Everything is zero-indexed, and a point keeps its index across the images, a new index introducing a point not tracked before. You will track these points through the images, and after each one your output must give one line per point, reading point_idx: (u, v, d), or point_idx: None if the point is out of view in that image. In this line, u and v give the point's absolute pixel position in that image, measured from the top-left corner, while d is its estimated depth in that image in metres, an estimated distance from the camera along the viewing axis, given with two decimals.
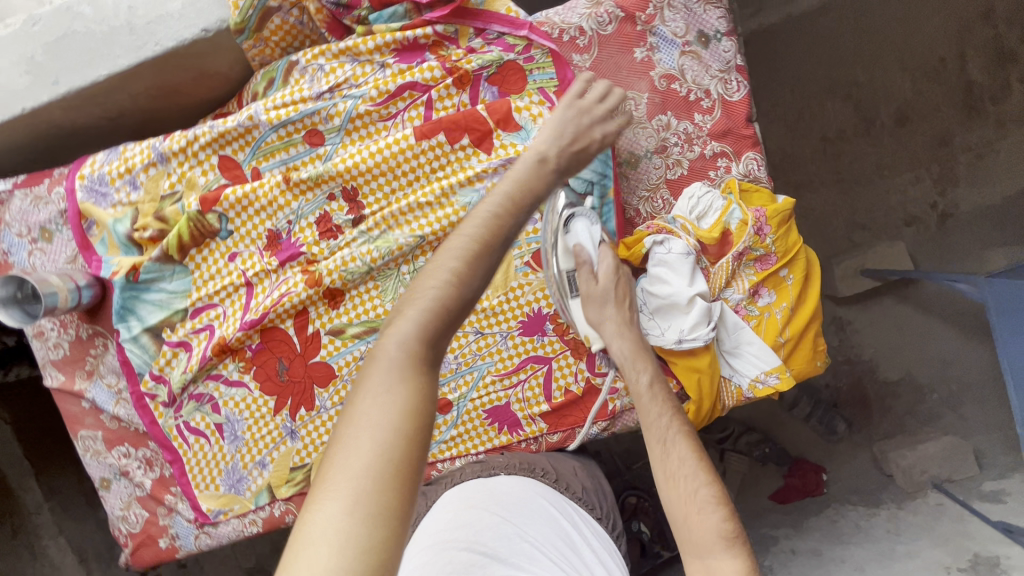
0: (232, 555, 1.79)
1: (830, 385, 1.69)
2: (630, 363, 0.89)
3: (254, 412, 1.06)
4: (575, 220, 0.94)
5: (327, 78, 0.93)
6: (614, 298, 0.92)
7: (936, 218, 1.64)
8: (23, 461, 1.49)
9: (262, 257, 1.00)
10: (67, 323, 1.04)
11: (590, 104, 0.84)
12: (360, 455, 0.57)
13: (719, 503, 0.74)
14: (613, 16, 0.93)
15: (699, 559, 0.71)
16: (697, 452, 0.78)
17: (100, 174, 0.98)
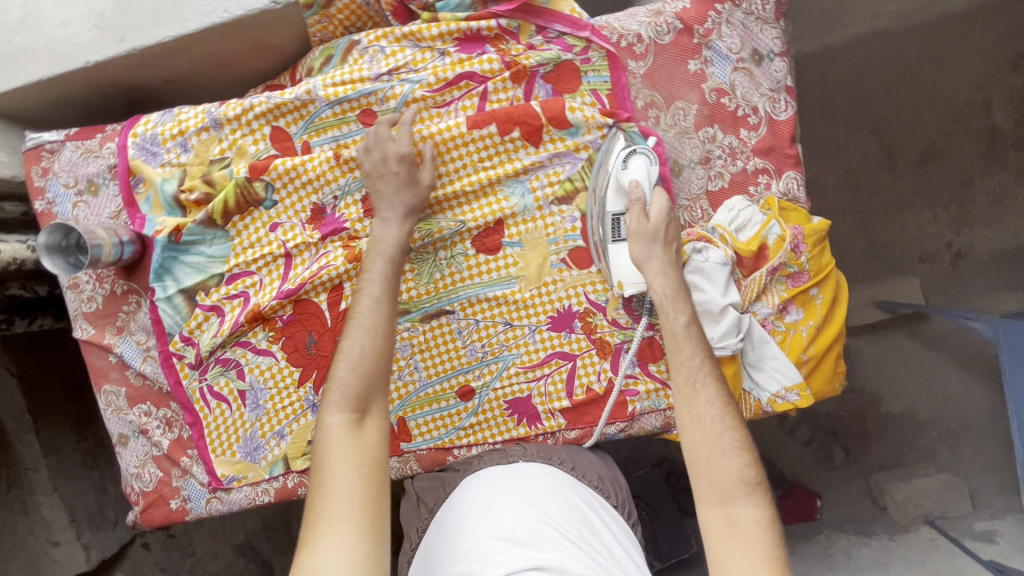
0: (221, 529, 1.79)
1: (832, 413, 1.69)
2: (672, 301, 0.88)
3: (278, 382, 1.07)
4: (635, 159, 0.92)
5: (387, 60, 0.95)
6: (663, 238, 0.91)
7: (950, 256, 1.66)
8: (25, 414, 1.50)
9: (304, 229, 1.02)
10: (103, 277, 1.05)
11: (379, 154, 0.93)
12: (318, 513, 0.70)
13: (743, 450, 0.77)
14: (671, 27, 0.95)
15: (718, 504, 0.75)
16: (724, 397, 0.81)
17: (153, 134, 1.00)
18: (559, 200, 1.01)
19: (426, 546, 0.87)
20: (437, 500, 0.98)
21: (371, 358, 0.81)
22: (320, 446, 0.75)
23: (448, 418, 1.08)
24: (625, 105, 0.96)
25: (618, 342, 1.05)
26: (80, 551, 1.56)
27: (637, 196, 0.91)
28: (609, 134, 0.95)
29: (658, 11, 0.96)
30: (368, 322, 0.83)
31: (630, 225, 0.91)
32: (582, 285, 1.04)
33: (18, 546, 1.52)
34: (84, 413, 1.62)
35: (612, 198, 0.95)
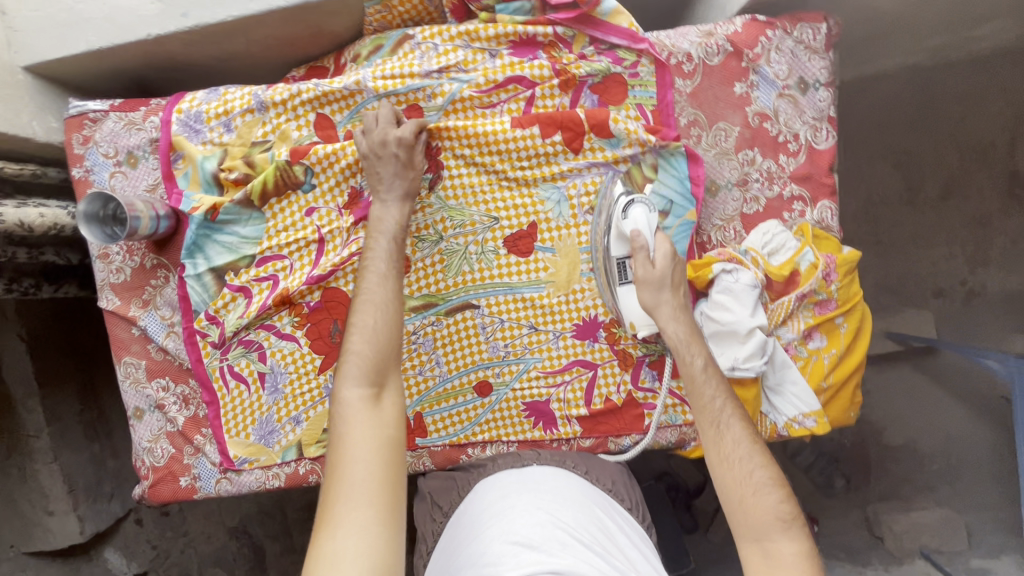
0: (215, 511, 1.79)
1: (834, 439, 1.69)
2: (685, 347, 0.87)
3: (299, 368, 1.07)
4: (635, 207, 0.93)
5: (439, 58, 0.96)
6: (671, 283, 0.90)
7: (963, 293, 1.68)
8: (31, 380, 1.48)
9: (340, 215, 1.02)
10: (133, 250, 1.05)
11: (378, 137, 0.92)
12: (334, 496, 0.69)
13: (776, 486, 0.76)
14: (721, 48, 0.96)
15: (755, 542, 0.75)
16: (750, 435, 0.80)
17: (197, 112, 1.00)
18: (593, 210, 1.01)
19: (444, 547, 0.88)
20: (451, 505, 0.97)
21: (384, 333, 0.80)
22: (335, 423, 0.74)
23: (465, 413, 1.08)
24: (668, 122, 0.97)
25: (641, 354, 1.06)
26: (75, 521, 1.56)
27: (640, 245, 0.89)
28: (608, 180, 0.98)
29: (710, 32, 0.96)
30: (378, 296, 0.82)
31: (637, 274, 0.90)
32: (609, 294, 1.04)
33: (17, 514, 1.56)
34: (88, 383, 1.61)
35: (615, 247, 0.95)
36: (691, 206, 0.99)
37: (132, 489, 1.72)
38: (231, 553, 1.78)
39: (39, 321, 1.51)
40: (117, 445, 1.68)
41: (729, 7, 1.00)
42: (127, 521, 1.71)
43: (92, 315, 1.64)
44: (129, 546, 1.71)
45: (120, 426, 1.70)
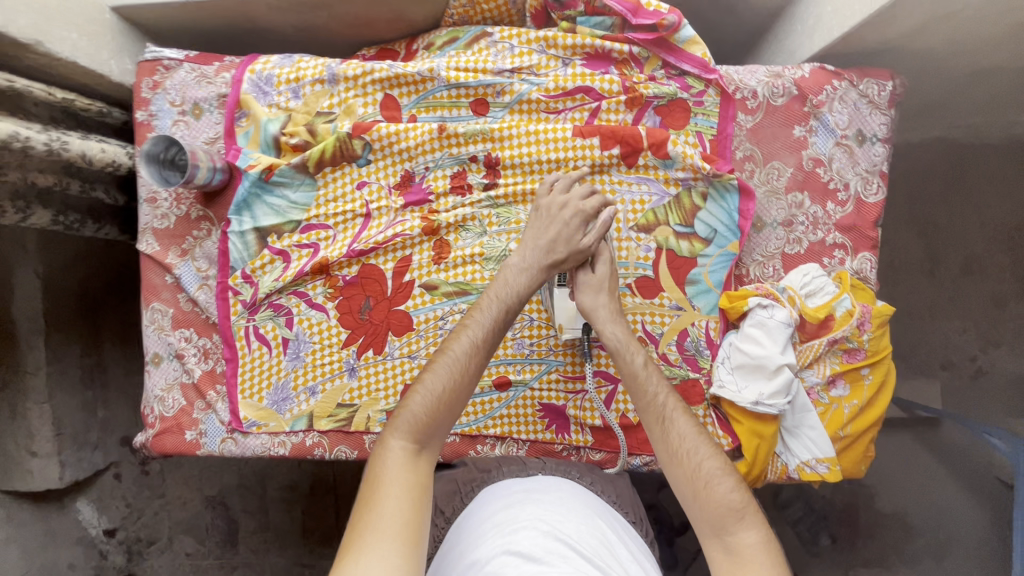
0: (196, 477, 1.79)
1: (825, 498, 1.66)
2: (625, 347, 0.89)
3: (324, 339, 1.08)
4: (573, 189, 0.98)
5: (513, 59, 0.99)
6: (609, 287, 0.93)
7: (971, 370, 1.67)
8: (40, 318, 1.47)
9: (390, 194, 1.04)
10: (181, 198, 1.06)
11: (559, 200, 0.94)
12: (363, 528, 0.71)
13: (725, 474, 0.78)
14: (787, 91, 0.98)
15: (716, 537, 0.75)
16: (695, 427, 0.82)
17: (269, 74, 1.02)
18: (639, 227, 1.02)
19: (445, 550, 0.87)
20: (454, 511, 0.97)
21: (447, 399, 0.81)
22: (375, 462, 0.77)
23: (480, 405, 1.08)
24: (724, 154, 1.00)
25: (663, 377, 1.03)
26: (56, 467, 1.55)
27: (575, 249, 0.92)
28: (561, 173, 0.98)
29: (777, 73, 0.98)
30: (457, 364, 0.83)
31: (576, 277, 0.94)
32: (641, 314, 1.03)
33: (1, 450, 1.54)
34: (92, 331, 1.61)
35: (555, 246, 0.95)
36: (733, 238, 1.01)
37: (117, 443, 1.71)
38: (204, 523, 1.77)
39: (55, 261, 1.50)
40: (110, 397, 1.68)
41: (800, 54, 1.02)
42: (105, 475, 1.72)
43: (108, 264, 1.64)
44: (103, 500, 1.72)
45: (115, 378, 1.69)
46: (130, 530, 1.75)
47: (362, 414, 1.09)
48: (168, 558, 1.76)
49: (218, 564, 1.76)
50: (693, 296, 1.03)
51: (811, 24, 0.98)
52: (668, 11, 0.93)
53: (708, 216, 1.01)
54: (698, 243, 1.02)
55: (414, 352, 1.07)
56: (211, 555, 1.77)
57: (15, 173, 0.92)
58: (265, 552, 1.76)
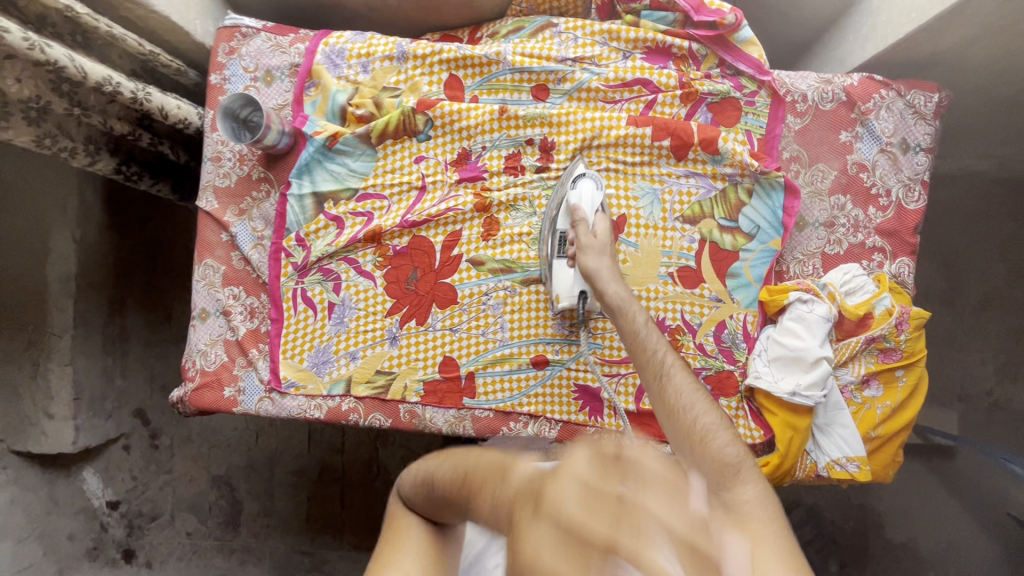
0: (205, 455, 1.81)
1: (835, 522, 1.66)
2: (628, 306, 0.94)
3: (369, 307, 1.10)
4: (584, 181, 1.01)
5: (576, 49, 1.04)
6: (611, 252, 0.99)
7: (986, 404, 1.66)
8: (71, 281, 1.46)
9: (445, 169, 1.08)
10: (245, 158, 1.10)
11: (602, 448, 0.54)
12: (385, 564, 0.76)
13: (721, 428, 0.79)
14: (836, 97, 1.02)
15: (713, 494, 0.71)
16: (693, 384, 0.84)
17: (341, 48, 1.07)
18: (684, 218, 1.06)
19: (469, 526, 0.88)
20: None
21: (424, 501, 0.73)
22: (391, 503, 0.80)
23: (516, 382, 1.10)
24: (770, 153, 1.03)
25: (699, 366, 1.06)
26: (71, 430, 1.52)
27: (581, 217, 0.99)
28: (570, 163, 1.03)
29: (828, 79, 1.03)
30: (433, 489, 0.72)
31: (580, 241, 0.98)
32: (682, 303, 1.06)
33: (15, 408, 1.50)
34: (117, 299, 1.64)
35: (560, 221, 1.01)
36: (777, 235, 1.04)
37: (130, 415, 1.72)
38: (208, 502, 1.79)
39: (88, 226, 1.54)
40: (128, 366, 1.69)
41: (850, 61, 1.08)
42: (115, 445, 1.70)
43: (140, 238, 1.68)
44: (110, 470, 1.69)
45: (134, 349, 1.71)
46: (133, 503, 1.73)
47: (399, 382, 1.11)
48: (167, 536, 1.76)
49: (217, 546, 1.76)
50: (733, 289, 1.06)
51: (864, 33, 1.03)
52: (730, 11, 0.99)
53: (754, 210, 1.04)
54: (741, 237, 1.05)
55: (455, 325, 1.10)
56: (211, 537, 1.77)
57: (98, 117, 0.97)
58: (266, 536, 1.76)
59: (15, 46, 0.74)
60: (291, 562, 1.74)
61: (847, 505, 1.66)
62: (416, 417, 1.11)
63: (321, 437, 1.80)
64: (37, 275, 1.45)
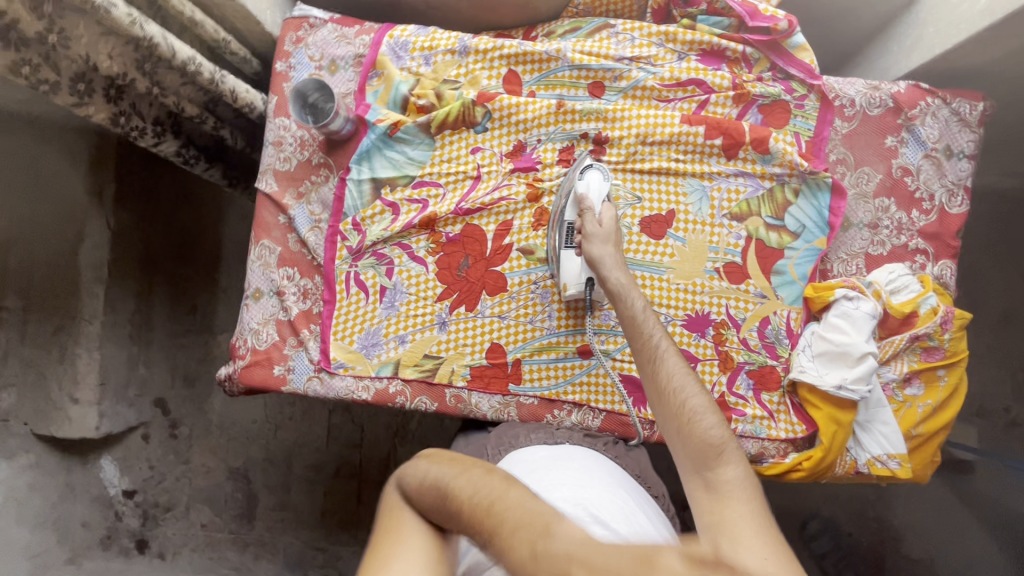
0: (223, 446, 1.80)
1: (852, 535, 1.65)
2: (627, 291, 0.97)
3: (420, 292, 1.13)
4: (592, 172, 1.04)
5: (633, 48, 1.08)
6: (615, 240, 1.02)
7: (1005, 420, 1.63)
8: (104, 266, 1.49)
9: (501, 160, 1.11)
10: (306, 144, 1.14)
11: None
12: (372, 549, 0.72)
13: (709, 412, 0.82)
14: (883, 103, 1.06)
15: (697, 473, 0.78)
16: (684, 368, 0.87)
17: (405, 41, 1.11)
18: (731, 215, 1.09)
19: None
20: None
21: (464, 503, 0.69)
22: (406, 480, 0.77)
23: (561, 370, 1.12)
24: (818, 155, 1.07)
25: (742, 360, 1.08)
26: (94, 417, 1.52)
27: (587, 207, 1.02)
28: (579, 153, 1.08)
29: (876, 86, 1.07)
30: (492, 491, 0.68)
31: (585, 230, 1.02)
32: (727, 298, 1.09)
33: (41, 392, 1.50)
34: (145, 289, 1.63)
35: (567, 211, 1.04)
36: (822, 235, 1.07)
37: (150, 404, 1.70)
38: (224, 494, 1.78)
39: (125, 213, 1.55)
40: (152, 355, 1.67)
41: (894, 71, 1.13)
42: (134, 434, 1.69)
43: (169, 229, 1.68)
44: (127, 460, 1.68)
45: (159, 339, 1.69)
46: (149, 494, 1.71)
47: (447, 367, 1.13)
48: (182, 527, 1.72)
49: (231, 539, 1.73)
50: (778, 286, 1.08)
51: (909, 44, 1.08)
52: (783, 18, 1.02)
53: (800, 208, 1.08)
54: (787, 236, 1.08)
55: (504, 312, 1.12)
56: (225, 529, 1.74)
57: (172, 98, 0.99)
58: (281, 530, 1.75)
59: (119, 21, 0.77)
60: (305, 558, 1.73)
61: (864, 517, 1.66)
62: (461, 402, 1.12)
63: (340, 432, 1.81)
64: (69, 264, 1.47)
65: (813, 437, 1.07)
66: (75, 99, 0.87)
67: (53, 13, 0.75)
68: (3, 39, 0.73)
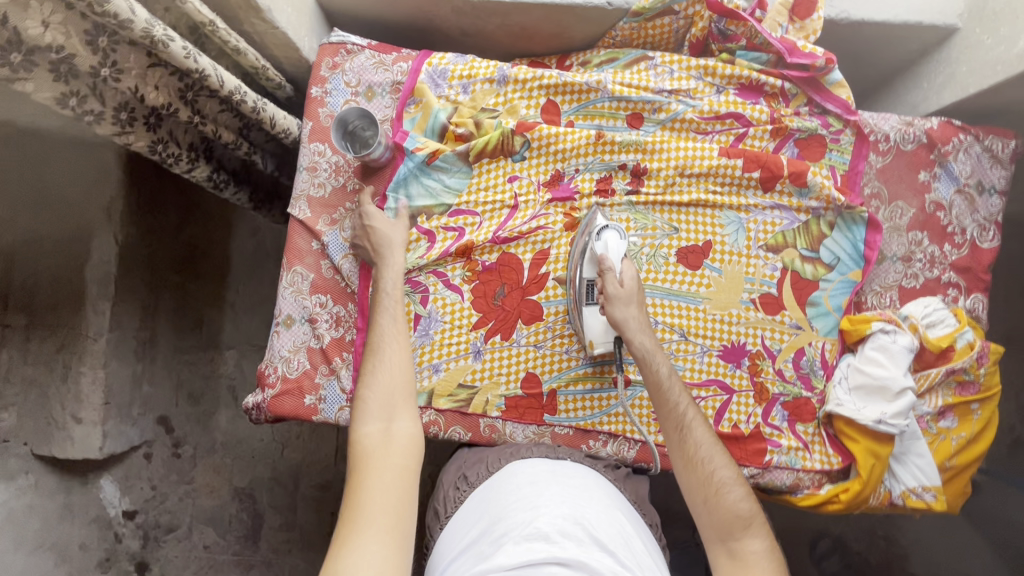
0: (229, 465, 1.75)
1: (860, 553, 1.64)
2: (653, 357, 0.94)
3: (455, 321, 1.11)
4: (609, 233, 1.01)
5: (672, 81, 1.09)
6: (638, 300, 0.99)
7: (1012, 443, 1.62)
8: (111, 283, 1.38)
9: (538, 189, 1.11)
10: (341, 170, 1.13)
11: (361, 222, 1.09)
12: (351, 526, 0.74)
13: (735, 483, 0.85)
14: (917, 139, 1.08)
15: (723, 543, 0.82)
16: (710, 436, 0.88)
17: (444, 69, 1.13)
18: (767, 246, 1.09)
19: (468, 511, 0.93)
20: (477, 476, 1.01)
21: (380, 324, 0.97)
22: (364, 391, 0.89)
23: (597, 401, 1.11)
24: (853, 189, 1.08)
25: (777, 392, 1.08)
26: (98, 437, 1.42)
27: (609, 267, 0.98)
28: (588, 213, 1.06)
29: (910, 122, 1.09)
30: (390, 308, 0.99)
31: (606, 291, 0.98)
32: (763, 328, 1.09)
33: (42, 411, 1.39)
34: (150, 305, 1.53)
35: (586, 270, 1.02)
36: (856, 267, 1.08)
37: (153, 422, 1.59)
38: (228, 515, 1.73)
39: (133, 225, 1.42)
40: (156, 371, 1.58)
41: (923, 106, 1.16)
42: (137, 454, 1.58)
43: (178, 243, 1.59)
44: (128, 479, 1.57)
45: (163, 354, 1.60)
46: (151, 514, 1.62)
47: (481, 397, 1.11)
48: (184, 547, 1.68)
49: (235, 560, 1.70)
50: (813, 317, 1.09)
51: (940, 82, 1.11)
52: (822, 56, 1.04)
53: (835, 240, 1.09)
54: (823, 268, 1.09)
55: (539, 341, 1.11)
56: (229, 551, 1.71)
57: (211, 126, 0.97)
58: (287, 551, 1.72)
59: (174, 55, 0.74)
60: None
61: (873, 535, 1.65)
62: (496, 432, 1.11)
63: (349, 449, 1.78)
64: (74, 278, 1.36)
65: (848, 469, 1.08)
66: (118, 128, 0.83)
67: (108, 46, 0.75)
68: (55, 71, 0.71)
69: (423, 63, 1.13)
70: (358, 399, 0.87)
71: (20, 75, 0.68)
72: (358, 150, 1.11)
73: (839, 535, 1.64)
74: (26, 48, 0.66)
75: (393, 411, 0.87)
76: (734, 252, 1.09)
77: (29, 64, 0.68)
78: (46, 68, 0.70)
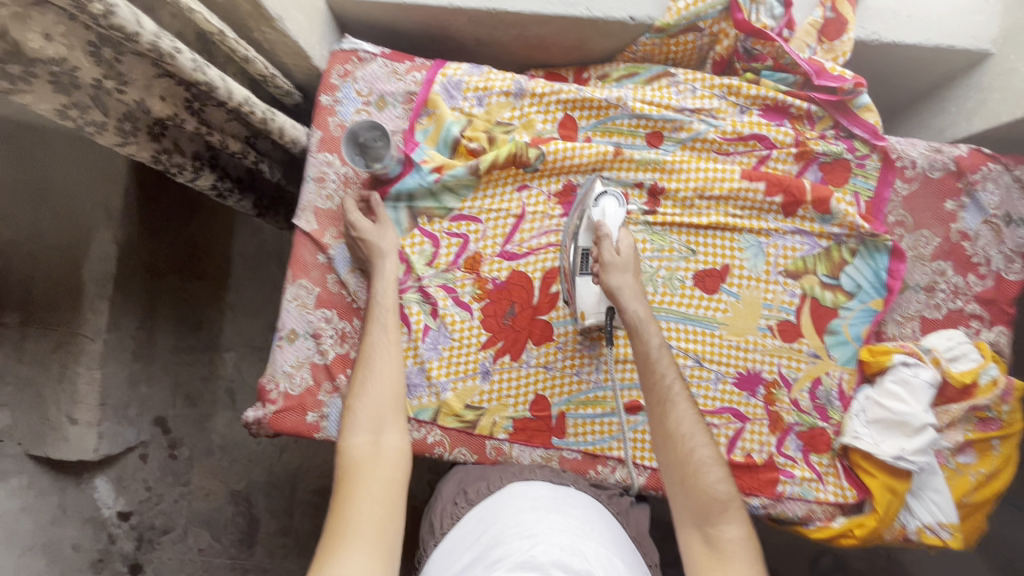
0: (226, 468, 1.70)
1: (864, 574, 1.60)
2: (644, 326, 0.90)
3: (463, 339, 1.08)
4: (606, 199, 0.99)
5: (694, 100, 1.06)
6: (633, 270, 0.94)
7: None
8: (110, 283, 1.33)
9: (548, 201, 1.09)
10: (349, 181, 1.10)
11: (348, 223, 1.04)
12: (337, 540, 0.71)
13: (715, 465, 0.81)
14: (945, 166, 1.05)
15: (697, 527, 0.79)
16: (694, 413, 0.85)
17: (458, 80, 1.10)
18: (787, 272, 1.06)
19: (461, 536, 0.88)
20: (478, 494, 0.96)
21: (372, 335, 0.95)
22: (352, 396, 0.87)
23: (606, 426, 1.08)
24: (877, 216, 1.06)
25: (792, 421, 1.05)
26: (93, 438, 1.38)
27: (603, 234, 0.95)
28: (587, 178, 1.04)
29: (938, 148, 1.06)
30: (386, 320, 0.96)
31: (602, 258, 0.94)
32: (779, 356, 1.06)
33: (38, 412, 1.35)
34: (150, 305, 1.47)
35: (581, 239, 0.99)
36: (878, 295, 1.05)
37: (150, 423, 1.55)
38: (223, 518, 1.69)
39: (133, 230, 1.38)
40: (154, 373, 1.53)
41: (951, 132, 1.13)
42: (132, 454, 1.53)
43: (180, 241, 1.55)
44: (123, 480, 1.53)
45: (161, 356, 1.55)
46: (144, 516, 1.57)
47: (488, 419, 1.08)
48: (178, 551, 1.62)
49: (230, 565, 1.66)
50: (831, 345, 1.06)
51: (970, 107, 1.08)
52: (851, 79, 1.01)
53: (857, 268, 1.06)
54: (842, 295, 1.06)
55: (549, 363, 1.08)
56: (224, 555, 1.66)
57: (218, 136, 0.94)
58: (283, 557, 1.68)
59: (182, 67, 0.71)
60: None
61: (878, 557, 1.61)
62: (501, 455, 1.08)
63: None
64: (71, 275, 1.30)
65: (862, 502, 1.05)
66: (120, 138, 0.81)
67: (112, 57, 0.71)
68: (56, 83, 0.68)
69: (438, 73, 1.11)
70: (348, 408, 0.84)
71: (18, 87, 0.65)
72: (369, 163, 1.07)
73: (841, 554, 1.61)
74: (26, 60, 0.64)
75: (383, 423, 0.84)
76: (752, 277, 1.06)
77: (29, 77, 0.65)
78: (47, 80, 0.67)
